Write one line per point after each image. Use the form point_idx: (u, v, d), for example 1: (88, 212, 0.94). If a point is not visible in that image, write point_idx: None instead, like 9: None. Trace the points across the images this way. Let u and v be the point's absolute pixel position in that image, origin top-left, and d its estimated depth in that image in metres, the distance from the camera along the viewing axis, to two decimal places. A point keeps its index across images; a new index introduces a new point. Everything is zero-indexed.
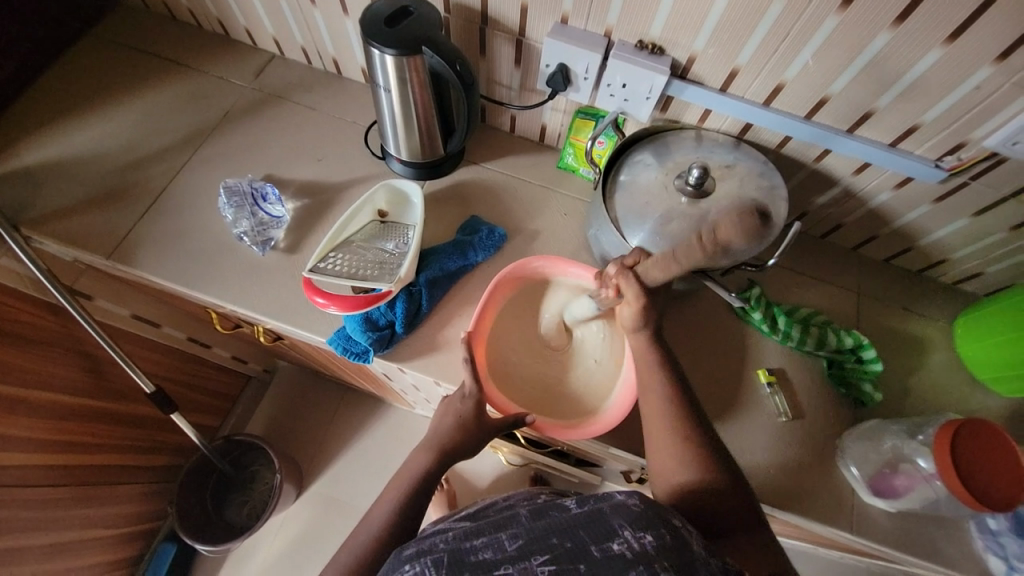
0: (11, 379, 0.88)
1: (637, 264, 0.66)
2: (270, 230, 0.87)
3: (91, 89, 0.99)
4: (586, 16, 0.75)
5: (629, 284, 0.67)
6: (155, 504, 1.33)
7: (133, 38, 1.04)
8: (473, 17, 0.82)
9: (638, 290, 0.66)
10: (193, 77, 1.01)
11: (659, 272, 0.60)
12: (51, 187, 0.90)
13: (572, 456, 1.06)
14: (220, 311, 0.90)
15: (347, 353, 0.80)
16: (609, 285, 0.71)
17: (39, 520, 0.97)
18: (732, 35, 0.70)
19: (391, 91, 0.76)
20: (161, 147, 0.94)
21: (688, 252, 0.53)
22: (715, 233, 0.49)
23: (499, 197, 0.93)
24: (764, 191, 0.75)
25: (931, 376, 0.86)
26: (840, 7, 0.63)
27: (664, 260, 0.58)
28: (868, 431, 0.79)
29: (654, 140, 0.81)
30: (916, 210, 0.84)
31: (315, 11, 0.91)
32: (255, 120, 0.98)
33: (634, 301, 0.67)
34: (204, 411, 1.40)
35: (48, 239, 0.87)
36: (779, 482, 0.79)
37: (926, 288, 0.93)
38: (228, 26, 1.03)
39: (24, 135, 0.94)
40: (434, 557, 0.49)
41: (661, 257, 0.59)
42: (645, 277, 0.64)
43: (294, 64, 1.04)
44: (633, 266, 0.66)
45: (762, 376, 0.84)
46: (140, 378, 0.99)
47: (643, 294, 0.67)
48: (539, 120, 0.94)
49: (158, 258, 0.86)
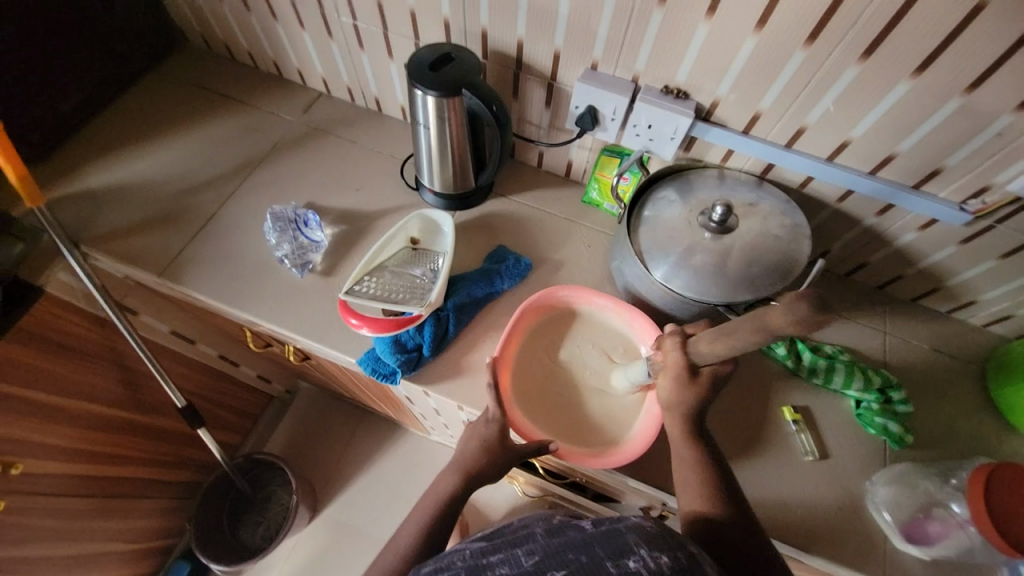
0: (54, 388, 0.93)
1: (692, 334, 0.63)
2: (309, 253, 0.92)
3: (154, 120, 1.08)
4: (615, 62, 0.81)
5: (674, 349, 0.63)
6: (174, 519, 1.34)
7: (194, 76, 1.14)
8: (509, 63, 0.88)
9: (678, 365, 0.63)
10: (247, 111, 1.09)
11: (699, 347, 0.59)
12: (110, 209, 0.98)
13: (590, 488, 1.04)
14: (255, 330, 0.94)
15: (375, 374, 0.83)
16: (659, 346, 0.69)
17: (60, 529, 1.00)
18: (755, 82, 0.74)
19: (429, 128, 0.82)
20: (213, 174, 1.02)
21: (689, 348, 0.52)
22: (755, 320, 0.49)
23: (526, 228, 0.97)
24: (786, 228, 0.76)
25: (965, 420, 0.84)
26: (860, 58, 0.67)
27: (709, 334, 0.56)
28: (899, 475, 0.78)
29: (677, 178, 0.84)
30: (942, 251, 0.84)
31: (362, 55, 0.99)
32: (300, 151, 1.05)
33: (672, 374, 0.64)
34: (227, 427, 1.43)
35: (103, 255, 0.94)
36: (806, 522, 0.77)
37: (956, 329, 0.92)
38: (281, 66, 1.12)
39: (91, 161, 1.03)
40: (453, 573, 0.51)
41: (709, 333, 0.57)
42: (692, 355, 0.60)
43: (338, 101, 1.12)
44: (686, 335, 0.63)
45: (787, 413, 0.83)
46: (173, 392, 1.03)
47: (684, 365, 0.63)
48: (566, 156, 0.99)
49: (203, 277, 0.91)
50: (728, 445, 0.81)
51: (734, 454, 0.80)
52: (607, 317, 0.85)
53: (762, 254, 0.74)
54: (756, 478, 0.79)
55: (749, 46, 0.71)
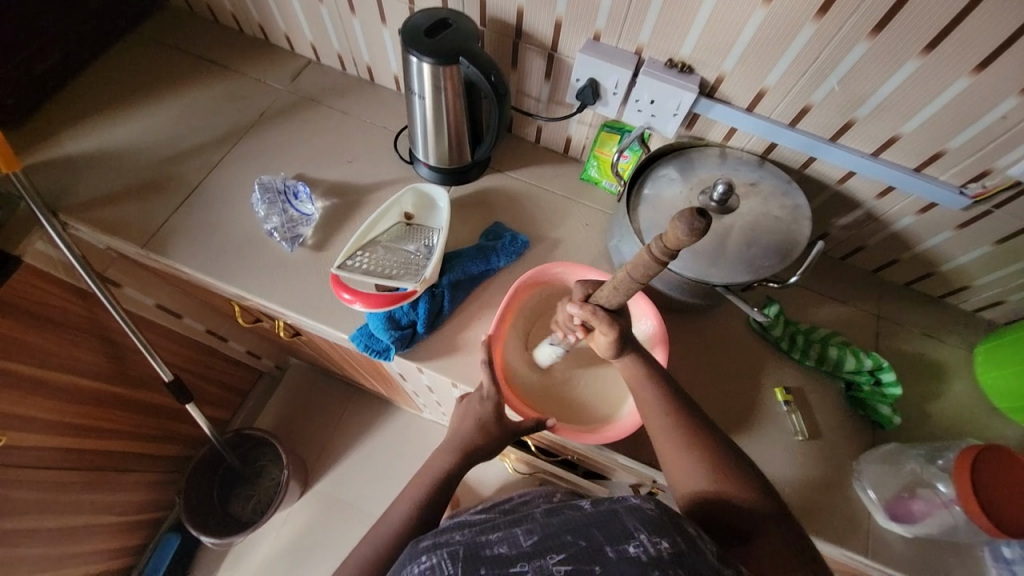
0: (35, 360, 0.90)
1: (593, 293, 0.63)
2: (299, 227, 0.90)
3: (134, 84, 1.03)
4: (618, 33, 0.78)
5: (596, 317, 0.61)
6: (164, 494, 1.34)
7: (175, 39, 1.08)
8: (508, 32, 0.85)
9: (606, 321, 0.61)
10: (232, 77, 1.05)
11: (618, 299, 0.57)
12: (89, 177, 0.94)
13: (581, 465, 1.05)
14: (244, 304, 0.92)
15: (368, 350, 0.82)
16: (573, 327, 0.66)
17: (45, 502, 0.99)
18: (762, 57, 0.72)
19: (424, 98, 0.79)
20: (197, 142, 0.98)
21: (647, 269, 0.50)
22: (665, 242, 0.47)
23: (523, 205, 0.95)
24: (787, 210, 0.76)
25: (951, 402, 0.85)
26: (870, 34, 0.65)
27: (619, 287, 0.55)
28: (886, 455, 0.79)
29: (678, 156, 0.82)
30: (938, 236, 0.84)
31: (354, 20, 0.95)
32: (289, 121, 1.01)
33: (607, 331, 0.62)
34: (216, 403, 1.41)
35: (84, 225, 0.90)
36: (793, 500, 0.78)
37: (947, 314, 0.93)
38: (268, 31, 1.07)
39: (68, 126, 0.98)
40: (452, 549, 0.50)
41: (617, 285, 0.55)
42: (609, 305, 0.59)
43: (329, 70, 1.07)
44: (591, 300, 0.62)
45: (778, 395, 0.84)
46: (160, 366, 1.01)
47: (613, 319, 0.61)
48: (565, 132, 0.96)
49: (189, 249, 0.89)
50: (719, 425, 0.82)
51: (724, 432, 0.81)
52: None
53: (761, 236, 0.73)
54: None
55: (758, 17, 0.68)
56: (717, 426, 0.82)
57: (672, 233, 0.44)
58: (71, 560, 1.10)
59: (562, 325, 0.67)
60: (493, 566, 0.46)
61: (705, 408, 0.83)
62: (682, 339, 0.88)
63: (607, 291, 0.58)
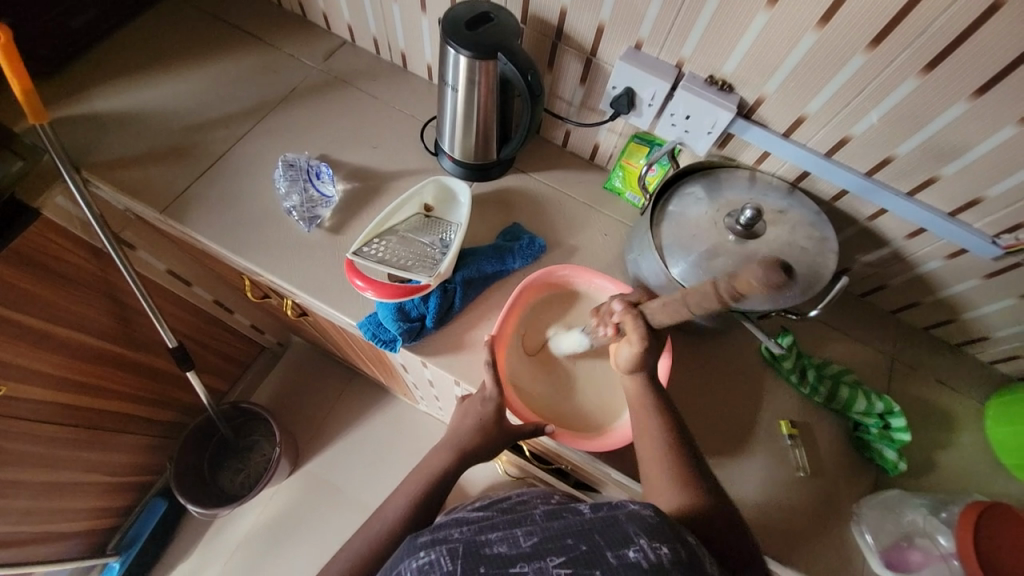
0: (43, 315, 0.90)
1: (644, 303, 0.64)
2: (318, 208, 0.89)
3: (168, 48, 1.03)
4: (660, 44, 0.77)
5: (635, 326, 0.63)
6: (156, 458, 1.34)
7: (212, 6, 1.08)
8: (548, 32, 0.84)
9: (643, 333, 0.63)
10: (266, 50, 1.04)
11: (665, 317, 0.59)
12: (115, 137, 0.94)
13: (573, 475, 1.04)
14: (255, 279, 0.91)
15: (374, 339, 0.81)
16: (607, 323, 0.68)
17: (38, 456, 0.99)
18: (805, 83, 0.71)
19: (457, 91, 0.78)
20: (225, 113, 0.97)
21: (703, 298, 0.51)
22: (734, 283, 0.47)
23: (544, 208, 0.94)
24: (814, 241, 0.74)
25: (958, 454, 0.83)
26: (921, 71, 0.63)
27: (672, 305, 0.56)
28: (888, 501, 0.77)
29: (707, 175, 0.81)
30: (963, 283, 0.82)
31: (394, 4, 0.94)
32: (317, 100, 1.00)
33: (637, 343, 0.64)
34: (216, 373, 1.42)
35: (105, 184, 0.90)
36: (787, 536, 0.77)
37: (962, 363, 0.90)
38: (306, 8, 1.06)
39: (98, 83, 0.98)
40: (450, 546, 0.50)
41: (669, 302, 0.57)
42: (653, 319, 0.61)
43: (362, 53, 1.07)
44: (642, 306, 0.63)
45: (784, 428, 0.82)
46: (165, 332, 1.00)
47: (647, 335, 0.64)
48: (593, 139, 0.95)
49: (206, 218, 0.88)
50: (720, 451, 0.81)
51: (721, 458, 0.80)
52: (608, 299, 0.83)
53: (786, 265, 0.72)
54: (741, 485, 0.79)
55: (808, 42, 0.67)
56: (718, 452, 0.81)
57: (745, 278, 0.45)
58: (59, 515, 1.11)
59: (600, 314, 0.69)
60: (493, 566, 0.46)
61: (707, 433, 0.82)
62: (690, 361, 0.86)
63: (657, 306, 0.60)
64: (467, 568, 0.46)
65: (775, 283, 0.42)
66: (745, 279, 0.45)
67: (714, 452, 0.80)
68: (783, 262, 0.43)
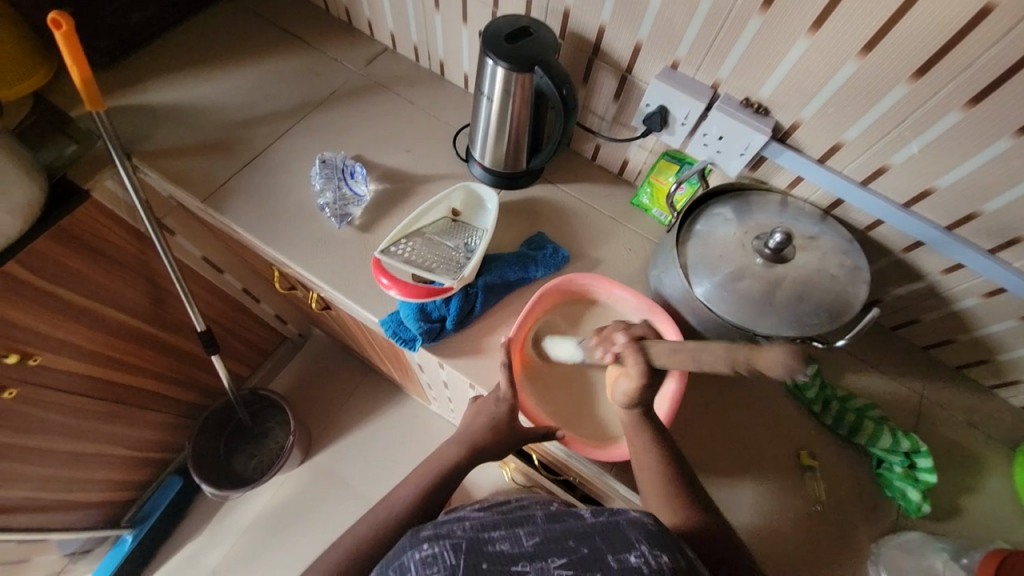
0: (85, 292, 0.95)
1: (644, 339, 0.63)
2: (350, 206, 0.92)
3: (221, 47, 1.08)
4: (697, 65, 0.77)
5: (634, 362, 0.62)
6: (176, 437, 1.38)
7: (264, 9, 1.13)
8: (585, 48, 0.85)
9: (640, 372, 0.62)
10: (312, 54, 1.08)
11: (666, 361, 0.57)
12: (165, 128, 0.99)
13: (581, 489, 1.03)
14: (285, 271, 0.94)
15: (395, 337, 0.82)
16: (608, 348, 0.66)
17: (64, 426, 1.03)
18: (843, 111, 0.70)
19: (492, 100, 0.79)
20: (268, 110, 1.01)
21: (712, 364, 0.49)
22: (750, 360, 0.46)
23: (570, 219, 0.95)
24: (845, 269, 0.72)
25: (987, 501, 0.80)
26: (965, 104, 0.62)
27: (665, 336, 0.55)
28: (908, 544, 0.75)
29: (737, 196, 0.80)
30: (1001, 323, 0.79)
31: (436, 15, 0.97)
32: (357, 102, 1.04)
33: (635, 379, 0.63)
34: (239, 359, 1.46)
35: (152, 170, 0.95)
36: (796, 570, 0.75)
37: (995, 408, 0.87)
38: (353, 14, 1.11)
39: (154, 76, 1.03)
40: (453, 541, 0.50)
41: (676, 352, 0.55)
42: (652, 360, 0.60)
43: (402, 59, 1.10)
44: (642, 342, 0.62)
45: (802, 459, 0.80)
46: (196, 316, 1.04)
47: (646, 374, 0.62)
48: (623, 154, 0.95)
49: (244, 210, 0.92)
50: (734, 476, 0.79)
51: (733, 484, 0.78)
52: (626, 311, 0.82)
53: (813, 291, 0.71)
54: (752, 513, 0.77)
55: (848, 71, 0.66)
56: (732, 477, 0.79)
57: (768, 357, 0.43)
58: (78, 484, 1.15)
59: (603, 337, 0.67)
60: (496, 564, 0.47)
61: (722, 456, 0.80)
62: (708, 382, 0.85)
63: (663, 348, 0.58)
64: (471, 563, 0.47)
65: (793, 368, 0.42)
66: (765, 357, 0.44)
67: (727, 477, 0.79)
68: (809, 358, 0.43)
